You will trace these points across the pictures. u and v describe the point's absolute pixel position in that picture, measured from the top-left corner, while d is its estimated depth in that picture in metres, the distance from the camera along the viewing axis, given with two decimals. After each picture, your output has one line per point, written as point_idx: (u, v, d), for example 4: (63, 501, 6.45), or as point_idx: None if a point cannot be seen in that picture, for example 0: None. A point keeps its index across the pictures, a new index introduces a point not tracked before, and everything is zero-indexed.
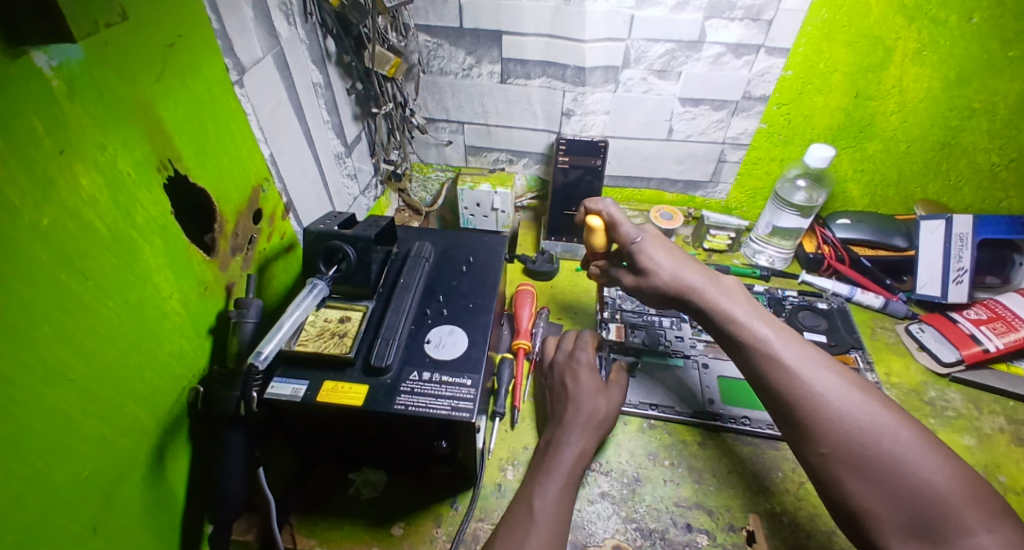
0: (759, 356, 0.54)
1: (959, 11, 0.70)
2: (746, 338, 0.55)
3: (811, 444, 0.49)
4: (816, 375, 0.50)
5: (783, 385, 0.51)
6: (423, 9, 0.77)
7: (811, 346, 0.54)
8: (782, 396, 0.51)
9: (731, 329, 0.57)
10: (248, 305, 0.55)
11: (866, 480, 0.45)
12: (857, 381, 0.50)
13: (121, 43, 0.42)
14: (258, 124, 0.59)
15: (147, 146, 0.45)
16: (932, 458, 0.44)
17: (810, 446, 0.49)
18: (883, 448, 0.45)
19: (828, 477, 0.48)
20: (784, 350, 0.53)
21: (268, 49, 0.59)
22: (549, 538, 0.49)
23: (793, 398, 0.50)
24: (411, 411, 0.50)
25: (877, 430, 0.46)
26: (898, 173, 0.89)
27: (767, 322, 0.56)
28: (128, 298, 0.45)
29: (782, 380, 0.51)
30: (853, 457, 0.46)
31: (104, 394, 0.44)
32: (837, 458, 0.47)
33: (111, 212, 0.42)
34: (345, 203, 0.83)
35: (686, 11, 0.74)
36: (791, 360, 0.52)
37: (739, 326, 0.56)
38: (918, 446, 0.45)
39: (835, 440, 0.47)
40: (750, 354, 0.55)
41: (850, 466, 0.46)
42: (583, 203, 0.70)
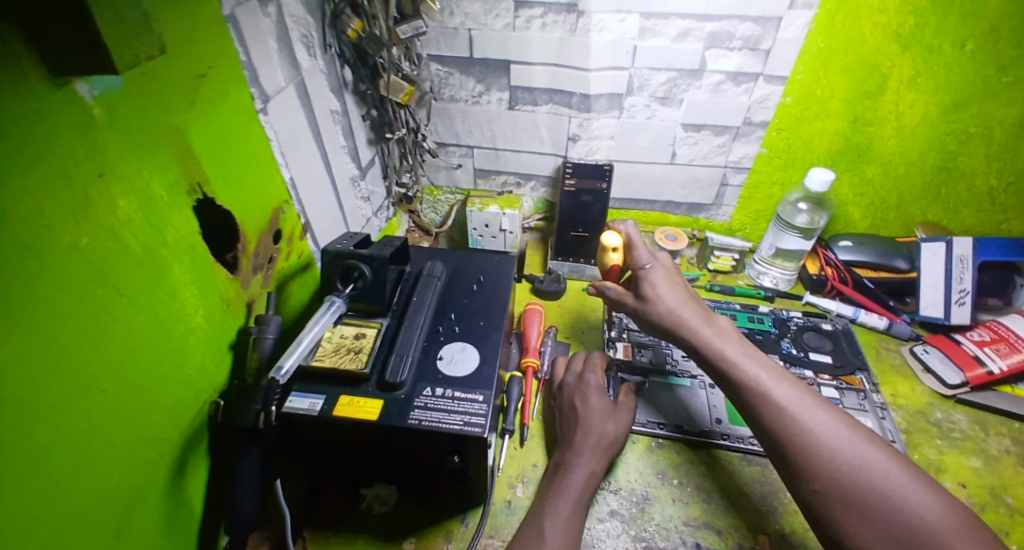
0: (751, 396, 0.55)
1: (951, 39, 0.73)
2: (740, 378, 0.56)
3: (803, 481, 0.49)
4: (808, 413, 0.51)
5: (776, 423, 0.52)
6: (436, 39, 0.81)
7: (800, 384, 0.55)
8: (775, 433, 0.52)
9: (725, 367, 0.58)
10: (268, 322, 0.57)
11: (861, 516, 0.46)
12: (845, 419, 0.52)
13: (157, 74, 0.44)
14: (279, 148, 0.62)
15: (179, 170, 0.48)
16: (922, 492, 0.46)
17: (803, 483, 0.49)
18: (875, 484, 0.46)
19: (823, 513, 0.48)
20: (776, 388, 0.54)
21: (290, 78, 0.62)
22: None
23: (786, 436, 0.51)
24: (424, 426, 0.51)
25: (868, 466, 0.47)
26: (898, 196, 0.91)
27: (758, 361, 0.57)
28: (156, 313, 0.47)
29: (774, 417, 0.52)
30: (847, 494, 0.47)
31: (132, 406, 0.45)
32: (830, 496, 0.47)
33: (145, 232, 0.45)
34: (358, 224, 0.86)
35: (686, 41, 0.77)
36: (783, 398, 0.53)
37: (732, 366, 0.57)
38: (908, 481, 0.46)
39: (828, 477, 0.48)
40: (743, 393, 0.56)
41: (845, 504, 0.46)
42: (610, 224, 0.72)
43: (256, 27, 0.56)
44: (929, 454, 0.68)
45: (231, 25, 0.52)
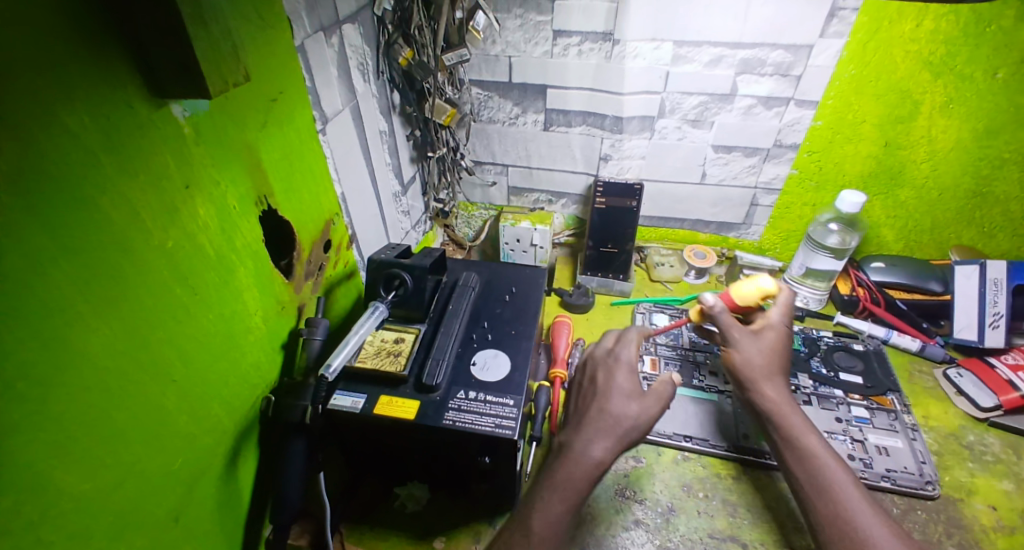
0: (806, 474, 0.57)
1: (983, 68, 0.73)
2: (800, 455, 0.58)
3: None
4: (863, 511, 0.52)
5: (829, 512, 0.53)
6: (478, 66, 0.87)
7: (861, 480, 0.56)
8: (826, 521, 0.53)
9: (787, 442, 0.60)
10: (317, 324, 0.61)
11: None
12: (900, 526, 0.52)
13: (238, 98, 0.50)
14: (333, 166, 0.68)
15: (249, 183, 0.53)
16: None
17: None
18: None
19: None
20: (836, 479, 0.55)
21: (346, 102, 0.68)
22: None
23: (836, 526, 0.52)
24: (458, 426, 0.55)
25: None
26: (932, 220, 0.90)
27: (825, 447, 0.58)
28: (222, 311, 0.52)
29: (826, 505, 0.54)
30: None
31: (197, 395, 0.50)
32: None
33: (218, 237, 0.50)
34: (398, 236, 0.91)
35: (719, 67, 0.80)
36: (841, 490, 0.54)
37: (794, 442, 0.59)
38: None
39: None
40: (798, 470, 0.58)
41: None
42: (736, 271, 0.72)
43: (320, 56, 0.61)
44: (960, 477, 0.67)
45: (301, 55, 0.58)
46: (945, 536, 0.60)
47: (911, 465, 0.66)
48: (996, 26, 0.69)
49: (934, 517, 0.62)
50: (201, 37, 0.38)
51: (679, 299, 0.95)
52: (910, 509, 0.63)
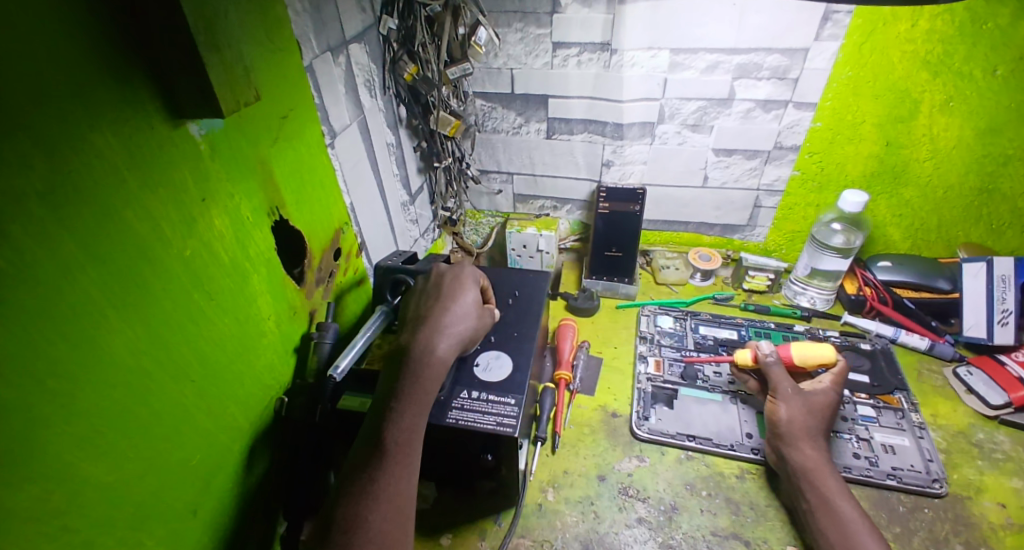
0: (840, 540, 0.55)
1: (981, 65, 0.73)
2: (834, 521, 0.56)
3: None
4: None
5: None
6: (481, 79, 0.90)
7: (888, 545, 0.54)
8: None
9: (822, 505, 0.58)
10: (327, 328, 0.65)
11: None
12: None
13: (251, 117, 0.54)
14: (343, 178, 0.71)
15: (261, 195, 0.57)
16: None
17: None
18: None
19: None
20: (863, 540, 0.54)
21: (354, 117, 0.72)
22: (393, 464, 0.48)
23: None
24: (460, 424, 0.56)
25: None
26: (939, 218, 0.90)
27: (855, 509, 0.57)
28: (238, 316, 0.55)
29: None
30: None
31: (214, 394, 0.53)
32: None
33: (233, 246, 0.54)
34: (407, 244, 0.94)
35: (716, 73, 0.81)
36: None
37: (828, 506, 0.57)
38: None
39: None
40: (831, 535, 0.55)
41: None
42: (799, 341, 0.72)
43: (328, 75, 0.65)
44: (969, 474, 0.66)
45: (310, 75, 0.62)
46: (952, 534, 0.60)
47: (917, 464, 0.66)
48: (992, 25, 0.69)
49: (941, 515, 0.62)
50: (216, 63, 0.42)
51: (685, 301, 0.96)
52: (916, 507, 0.62)
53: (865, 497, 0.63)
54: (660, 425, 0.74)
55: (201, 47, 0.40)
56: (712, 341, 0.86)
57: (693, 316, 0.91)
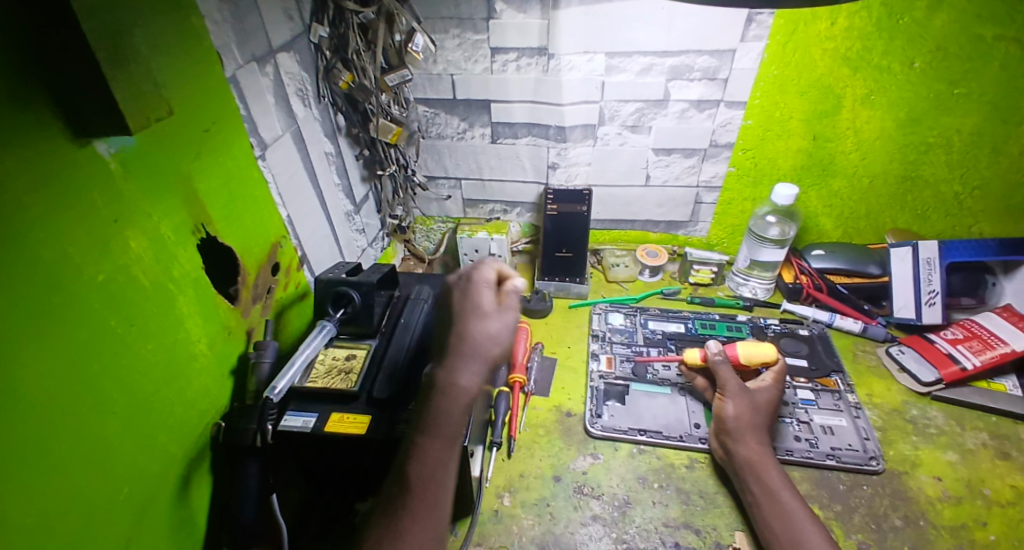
0: (783, 529, 0.57)
1: (899, 59, 0.78)
2: (777, 511, 0.58)
3: None
4: None
5: None
6: (422, 85, 0.89)
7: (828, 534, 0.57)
8: None
9: (766, 496, 0.60)
10: (266, 347, 0.62)
11: None
12: None
13: (167, 131, 0.51)
14: (277, 190, 0.69)
15: (184, 213, 0.54)
16: None
17: None
18: None
19: None
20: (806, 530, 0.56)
21: (286, 127, 0.70)
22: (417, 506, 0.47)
23: None
24: (409, 438, 0.56)
25: None
26: (866, 206, 0.95)
27: (798, 500, 0.59)
28: (163, 340, 0.53)
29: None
30: None
31: (141, 424, 0.50)
32: None
33: (154, 267, 0.51)
34: (355, 254, 0.92)
35: (650, 76, 0.84)
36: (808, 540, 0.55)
37: (772, 496, 0.59)
38: None
39: None
40: (775, 525, 0.57)
41: None
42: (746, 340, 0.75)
43: (255, 85, 0.63)
44: (905, 450, 0.70)
45: (233, 85, 0.60)
46: (891, 510, 0.63)
47: (855, 443, 0.70)
48: (908, 18, 0.74)
49: (880, 491, 0.65)
50: (122, 80, 0.41)
51: (634, 298, 0.98)
52: (855, 484, 0.65)
53: (808, 477, 0.66)
54: (614, 421, 0.75)
55: (100, 63, 0.39)
56: (661, 334, 0.88)
57: (642, 312, 0.94)
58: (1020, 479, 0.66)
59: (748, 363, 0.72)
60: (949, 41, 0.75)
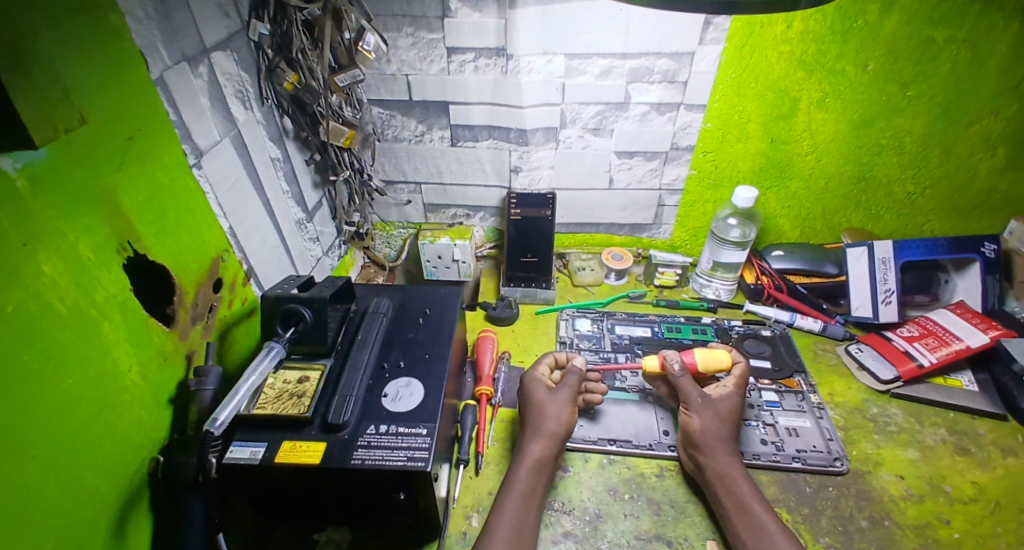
0: (755, 542, 0.56)
1: (854, 62, 0.80)
2: (748, 524, 0.58)
3: None
4: None
5: None
6: (375, 86, 0.85)
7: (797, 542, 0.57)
8: None
9: (737, 508, 0.60)
10: (207, 373, 0.56)
11: None
12: None
13: (83, 141, 0.46)
14: (216, 200, 0.63)
15: (107, 230, 0.49)
16: None
17: None
18: None
19: None
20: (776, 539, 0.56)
21: (224, 132, 0.64)
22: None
23: None
24: (367, 465, 0.52)
25: None
26: (822, 207, 0.98)
27: (767, 509, 0.59)
28: (87, 372, 0.47)
29: None
30: None
31: (64, 467, 0.45)
32: None
33: (72, 293, 0.45)
34: (308, 265, 0.87)
35: (610, 78, 0.83)
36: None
37: (744, 509, 0.59)
38: None
39: None
40: (747, 539, 0.57)
41: None
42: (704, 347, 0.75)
43: (186, 87, 0.57)
44: (867, 449, 0.72)
45: (160, 88, 0.54)
46: (856, 511, 0.64)
47: (819, 444, 0.71)
48: (862, 21, 0.76)
49: (845, 492, 0.66)
50: (25, 87, 0.39)
51: (601, 302, 0.98)
52: (821, 486, 0.67)
53: (775, 480, 0.67)
54: (583, 431, 0.73)
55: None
56: (628, 340, 0.89)
57: (609, 317, 0.94)
58: (978, 474, 0.68)
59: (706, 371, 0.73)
60: (900, 44, 0.78)
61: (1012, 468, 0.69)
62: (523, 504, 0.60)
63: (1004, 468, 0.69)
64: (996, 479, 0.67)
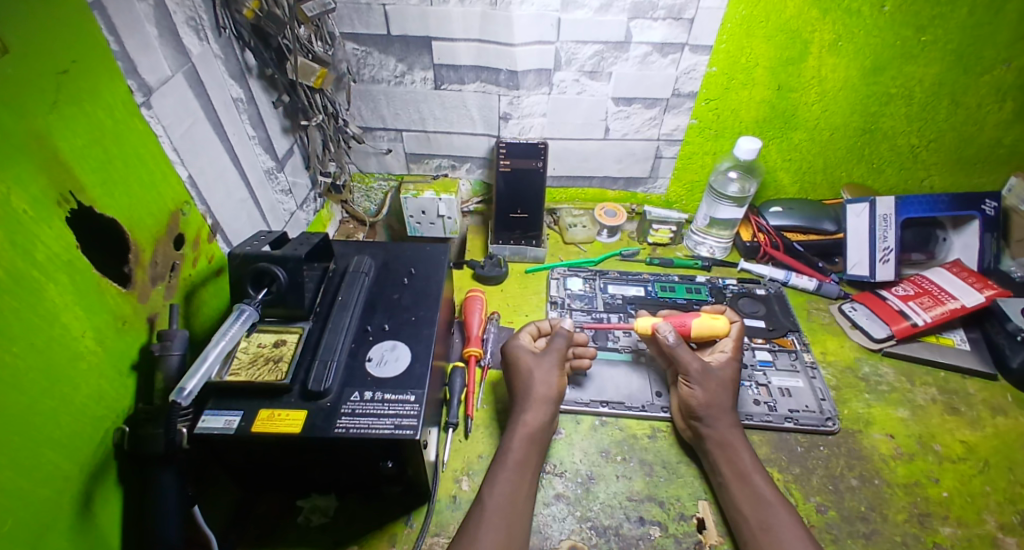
0: (754, 512, 0.56)
1: (871, 2, 0.74)
2: (746, 493, 0.58)
3: None
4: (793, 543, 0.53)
5: (759, 540, 0.54)
6: (348, 16, 0.76)
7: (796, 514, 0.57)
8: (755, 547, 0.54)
9: (737, 478, 0.59)
10: (172, 337, 0.51)
11: None
12: None
13: (5, 75, 0.38)
14: (171, 145, 0.56)
15: (44, 179, 0.42)
16: None
17: None
18: None
19: None
20: (773, 513, 0.56)
21: (177, 67, 0.56)
22: (507, 532, 0.53)
23: None
24: (352, 434, 0.49)
25: None
26: (824, 160, 0.94)
27: (767, 481, 0.59)
28: (33, 341, 0.42)
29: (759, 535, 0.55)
30: None
31: (14, 446, 0.40)
32: None
33: (9, 254, 0.39)
34: (281, 219, 0.80)
35: (611, 13, 0.75)
36: (776, 523, 0.55)
37: (744, 479, 0.59)
38: None
39: None
40: (745, 508, 0.57)
41: None
42: (701, 313, 0.73)
43: (126, 11, 0.49)
44: (859, 409, 0.72)
45: (97, 12, 0.46)
46: (847, 469, 0.65)
47: (811, 404, 0.71)
48: None
49: (835, 451, 0.67)
50: None
51: (593, 261, 0.95)
52: (813, 445, 0.67)
53: (767, 440, 0.67)
54: (574, 393, 0.72)
55: None
56: (620, 299, 0.86)
57: (602, 276, 0.91)
58: (967, 433, 0.69)
59: (699, 338, 0.72)
60: None
61: (1001, 427, 0.70)
62: (517, 472, 0.58)
63: (993, 427, 0.70)
64: (986, 438, 0.69)
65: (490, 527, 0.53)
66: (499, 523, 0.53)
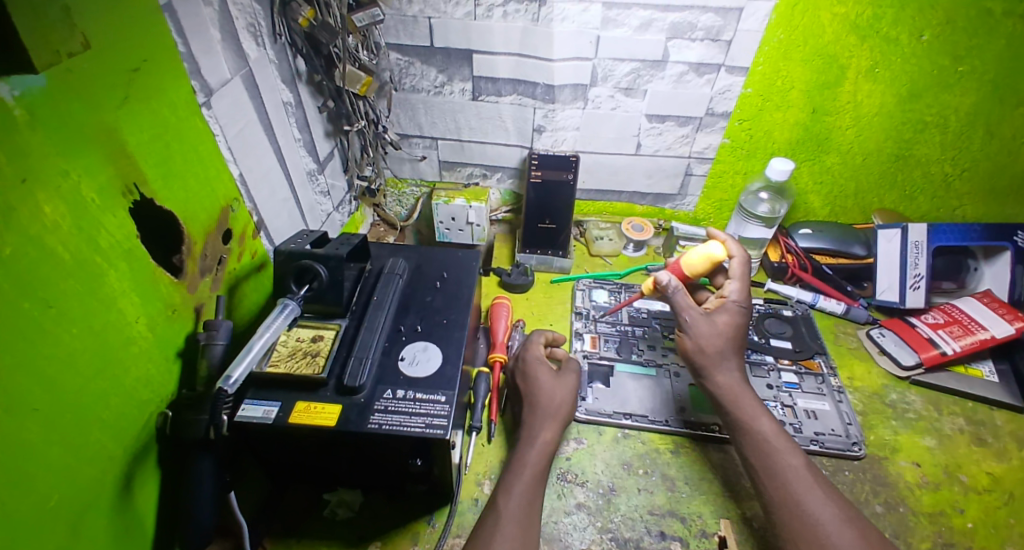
0: (759, 458, 0.59)
1: (909, 30, 0.74)
2: (751, 440, 0.60)
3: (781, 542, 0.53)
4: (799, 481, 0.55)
5: (766, 482, 0.57)
6: (394, 28, 0.79)
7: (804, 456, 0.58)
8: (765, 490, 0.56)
9: (742, 428, 0.62)
10: (217, 327, 0.53)
11: None
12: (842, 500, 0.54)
13: (82, 71, 0.41)
14: (225, 144, 0.59)
15: (111, 171, 0.45)
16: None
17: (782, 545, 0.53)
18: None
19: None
20: (777, 454, 0.58)
21: (235, 70, 0.59)
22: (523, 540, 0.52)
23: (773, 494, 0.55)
24: (384, 430, 0.50)
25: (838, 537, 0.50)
26: (856, 185, 0.94)
27: (772, 425, 0.61)
28: (92, 324, 0.44)
29: (767, 478, 0.57)
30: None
31: (66, 423, 0.42)
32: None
33: (75, 239, 0.42)
34: (318, 219, 0.83)
35: (649, 32, 0.77)
36: (781, 464, 0.57)
37: (749, 428, 0.61)
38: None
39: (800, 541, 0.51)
40: (752, 456, 0.59)
41: None
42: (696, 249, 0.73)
43: (194, 17, 0.52)
44: (885, 435, 0.71)
45: (167, 15, 0.49)
46: (872, 496, 0.64)
47: (838, 428, 0.70)
48: None
49: (860, 477, 0.66)
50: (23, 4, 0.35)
51: (619, 274, 0.96)
52: (837, 470, 0.66)
53: None
54: (598, 404, 0.72)
55: None
56: (646, 313, 0.86)
57: (627, 289, 0.91)
58: (995, 465, 0.68)
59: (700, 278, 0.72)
60: (959, 13, 0.72)
61: None
62: (531, 484, 0.58)
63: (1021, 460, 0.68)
64: (1014, 471, 0.67)
65: (504, 534, 0.52)
66: (515, 528, 0.53)
